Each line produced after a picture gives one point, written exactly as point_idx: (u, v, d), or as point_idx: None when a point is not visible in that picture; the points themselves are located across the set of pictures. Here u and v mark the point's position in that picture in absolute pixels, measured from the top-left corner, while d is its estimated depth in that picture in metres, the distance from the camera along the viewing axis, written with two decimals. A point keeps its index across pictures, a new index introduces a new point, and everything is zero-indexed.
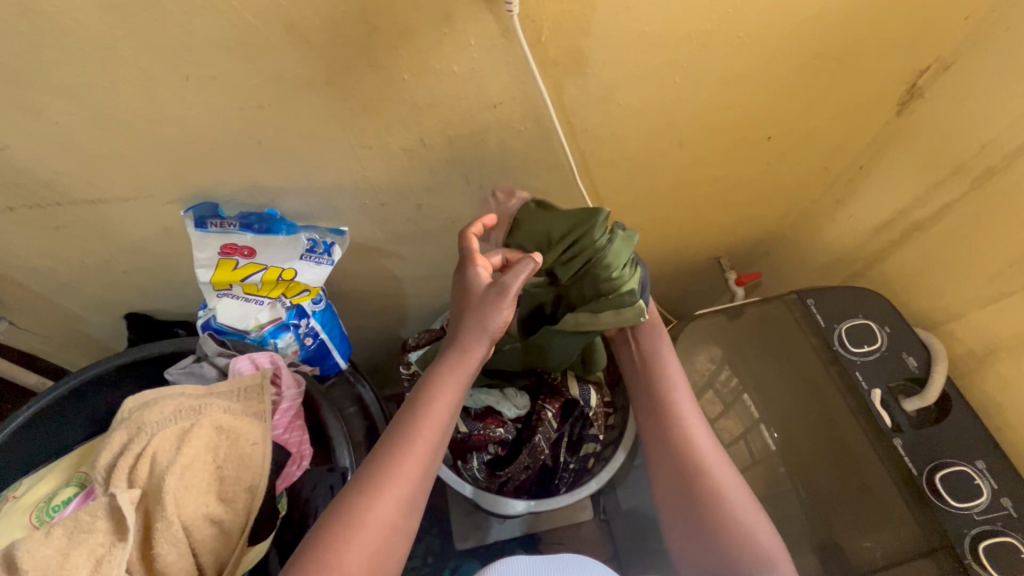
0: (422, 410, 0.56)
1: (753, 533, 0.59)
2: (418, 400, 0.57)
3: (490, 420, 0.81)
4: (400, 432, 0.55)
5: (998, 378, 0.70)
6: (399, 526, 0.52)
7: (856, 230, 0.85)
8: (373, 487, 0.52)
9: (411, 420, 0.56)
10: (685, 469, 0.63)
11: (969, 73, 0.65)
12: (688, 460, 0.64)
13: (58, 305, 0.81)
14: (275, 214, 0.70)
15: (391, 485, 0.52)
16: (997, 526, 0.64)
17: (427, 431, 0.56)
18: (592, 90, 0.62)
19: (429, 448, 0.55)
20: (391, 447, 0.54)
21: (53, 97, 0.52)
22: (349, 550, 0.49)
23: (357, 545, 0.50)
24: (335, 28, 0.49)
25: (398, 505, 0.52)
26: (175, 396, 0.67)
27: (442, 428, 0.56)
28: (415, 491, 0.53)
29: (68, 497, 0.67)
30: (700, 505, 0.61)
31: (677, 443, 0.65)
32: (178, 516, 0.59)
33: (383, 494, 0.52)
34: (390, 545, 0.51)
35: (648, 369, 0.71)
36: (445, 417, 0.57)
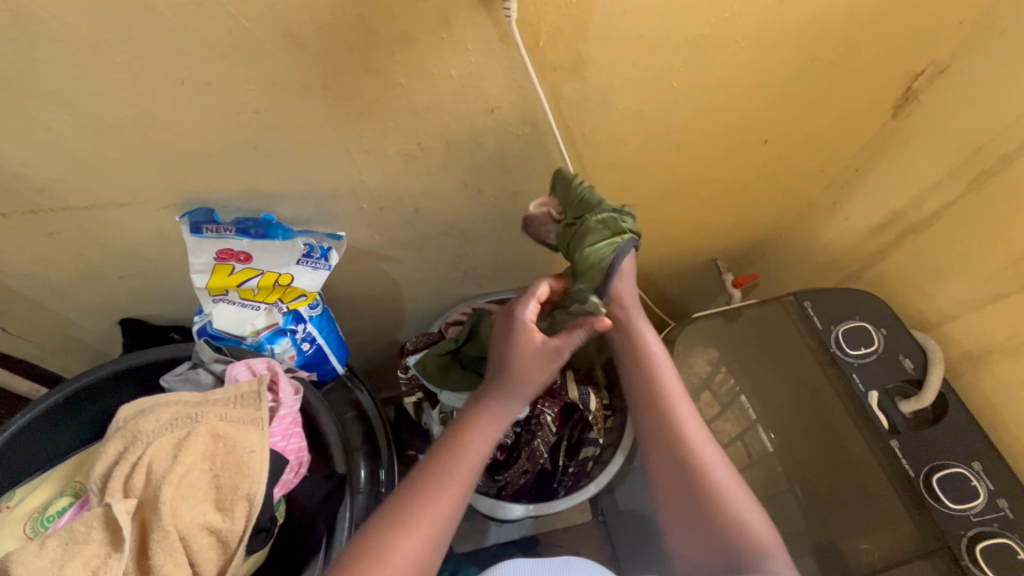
0: (457, 452, 0.55)
1: (755, 528, 0.56)
2: (453, 437, 0.56)
3: None
4: (433, 468, 0.54)
5: (994, 379, 0.70)
6: (427, 563, 0.50)
7: (853, 232, 0.85)
8: (402, 523, 0.51)
9: (446, 464, 0.54)
10: (678, 460, 0.60)
11: (964, 77, 0.66)
12: (681, 449, 0.60)
13: (52, 311, 0.80)
14: (272, 219, 0.69)
15: (421, 521, 0.51)
16: (994, 527, 0.64)
17: (462, 474, 0.54)
18: (590, 94, 0.62)
19: (464, 492, 0.54)
20: (424, 486, 0.53)
21: (47, 103, 0.51)
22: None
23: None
24: (333, 33, 0.49)
25: (426, 542, 0.50)
26: (172, 404, 0.66)
27: (476, 471, 0.55)
28: (443, 529, 0.52)
29: (63, 507, 0.66)
30: (698, 499, 0.58)
31: (664, 432, 0.61)
32: (175, 526, 0.58)
33: (412, 529, 0.50)
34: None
35: (634, 357, 0.66)
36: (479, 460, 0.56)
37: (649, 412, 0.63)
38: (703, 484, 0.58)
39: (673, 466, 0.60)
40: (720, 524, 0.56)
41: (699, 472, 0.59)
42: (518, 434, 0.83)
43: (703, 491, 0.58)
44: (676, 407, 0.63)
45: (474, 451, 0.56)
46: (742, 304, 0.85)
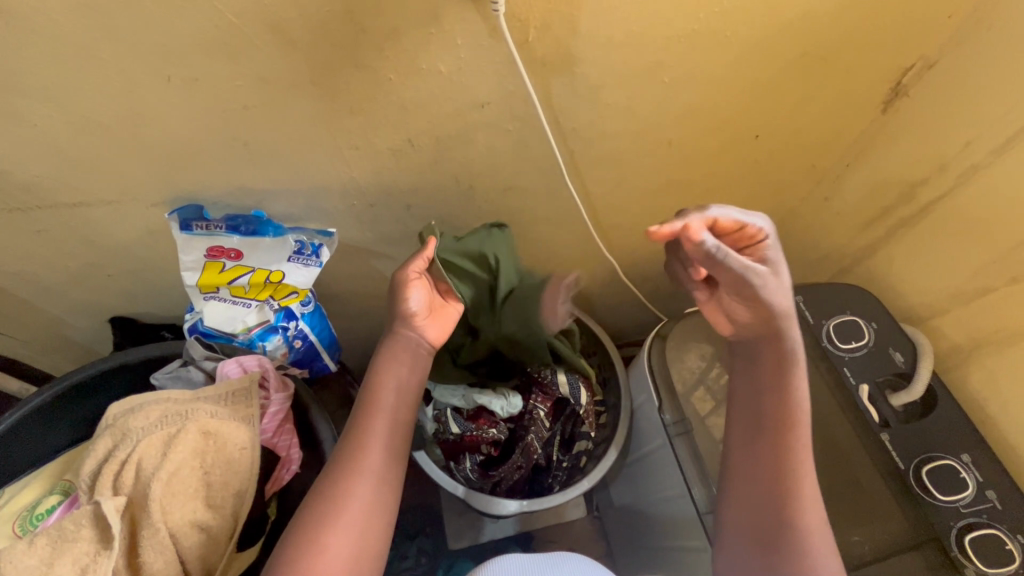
0: (373, 400, 0.59)
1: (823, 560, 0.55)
2: (369, 390, 0.60)
3: (483, 420, 0.82)
4: (363, 417, 0.58)
5: (983, 371, 0.71)
6: (383, 498, 0.55)
7: (843, 228, 0.86)
8: (348, 470, 0.54)
9: (370, 413, 0.58)
10: (786, 488, 0.58)
11: (952, 72, 0.66)
12: (790, 480, 0.58)
13: (41, 309, 0.79)
14: (263, 215, 0.69)
15: (365, 461, 0.55)
16: (983, 518, 0.65)
17: (385, 418, 0.59)
18: (580, 89, 0.62)
19: (392, 430, 0.59)
20: (355, 433, 0.57)
21: (32, 99, 0.51)
22: (335, 532, 0.51)
23: (344, 524, 0.52)
24: (321, 28, 0.49)
25: (377, 480, 0.55)
26: (161, 401, 0.66)
27: (395, 409, 0.60)
28: (385, 468, 0.56)
29: (53, 505, 0.67)
30: (786, 528, 0.56)
31: (772, 473, 0.58)
32: (165, 524, 0.59)
33: (360, 472, 0.54)
34: (378, 520, 0.54)
35: (767, 384, 0.60)
36: (399, 405, 0.60)
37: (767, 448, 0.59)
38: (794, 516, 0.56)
39: (774, 496, 0.58)
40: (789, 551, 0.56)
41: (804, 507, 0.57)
42: (512, 430, 0.84)
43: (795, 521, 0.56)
44: (797, 440, 0.59)
45: (392, 391, 0.60)
46: None
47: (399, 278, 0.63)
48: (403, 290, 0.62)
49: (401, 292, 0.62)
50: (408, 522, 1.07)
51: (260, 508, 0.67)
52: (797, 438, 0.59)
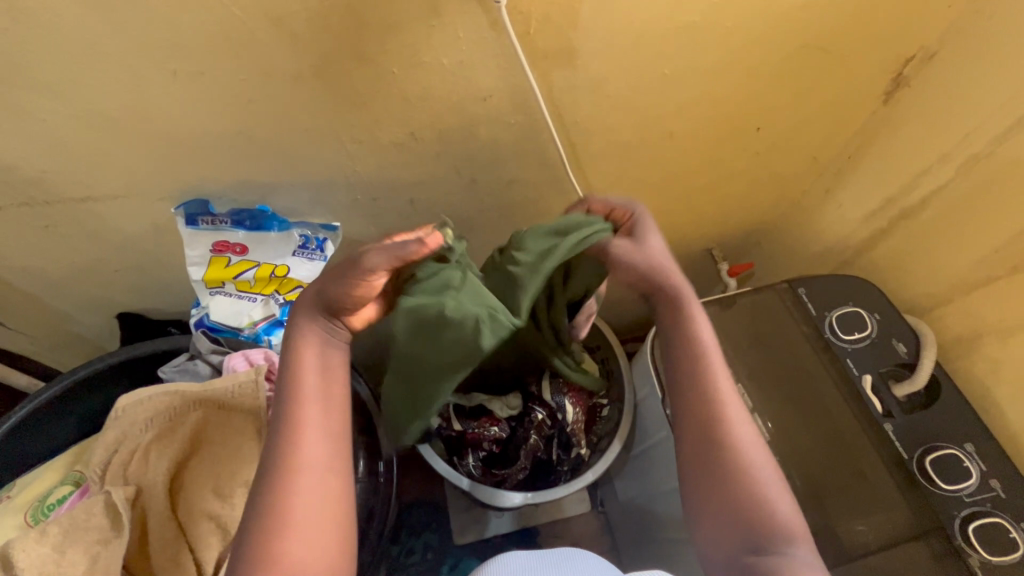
0: (296, 395, 0.54)
1: (783, 510, 0.54)
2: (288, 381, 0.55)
3: (485, 418, 0.82)
4: (286, 414, 0.53)
5: (986, 361, 0.71)
6: (332, 488, 0.51)
7: (846, 219, 0.86)
8: (287, 466, 0.50)
9: (294, 409, 0.53)
10: (716, 459, 0.57)
11: (953, 61, 0.66)
12: (722, 444, 0.57)
13: (50, 305, 0.80)
14: (267, 210, 0.70)
15: (300, 456, 0.51)
16: (986, 506, 0.65)
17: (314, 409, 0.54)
18: (582, 82, 0.62)
19: (319, 423, 0.54)
20: (284, 431, 0.52)
21: (40, 94, 0.51)
22: (289, 532, 0.47)
23: (297, 523, 0.48)
24: (323, 22, 0.49)
25: (323, 472, 0.51)
26: (168, 393, 0.66)
27: (320, 395, 0.55)
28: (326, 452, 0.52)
29: (64, 495, 0.67)
30: (736, 496, 0.55)
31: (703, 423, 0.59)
32: (172, 513, 0.62)
33: (299, 467, 0.51)
34: (336, 510, 0.51)
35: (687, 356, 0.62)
36: (320, 394, 0.55)
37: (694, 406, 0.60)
38: (736, 475, 0.56)
39: (721, 463, 0.57)
40: (753, 516, 0.54)
41: (740, 464, 0.56)
42: (513, 429, 0.83)
43: (751, 488, 0.55)
44: (723, 402, 0.59)
45: (311, 383, 0.55)
46: (736, 291, 0.84)
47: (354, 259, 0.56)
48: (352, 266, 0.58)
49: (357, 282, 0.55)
50: (413, 516, 1.07)
51: None
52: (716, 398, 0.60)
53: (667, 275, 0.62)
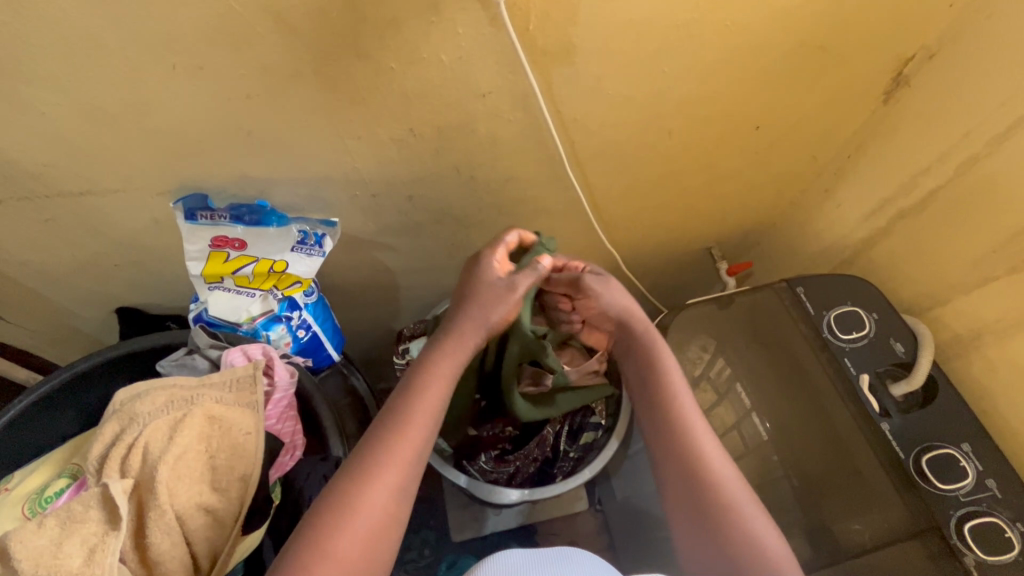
0: (404, 409, 0.55)
1: (763, 539, 0.56)
2: (405, 397, 0.56)
3: (499, 420, 0.85)
4: (387, 423, 0.54)
5: (983, 361, 0.71)
6: (399, 505, 0.51)
7: (844, 219, 0.86)
8: (367, 475, 0.50)
9: (399, 420, 0.54)
10: (694, 493, 0.59)
11: (953, 61, 0.66)
12: (697, 472, 0.60)
13: (48, 299, 0.81)
14: (266, 206, 0.70)
15: (384, 472, 0.51)
16: (982, 506, 0.65)
17: (417, 426, 0.54)
18: (580, 80, 0.62)
19: (417, 443, 0.53)
20: (379, 439, 0.53)
21: (38, 87, 0.51)
22: (341, 536, 0.47)
23: (353, 531, 0.48)
24: (322, 16, 0.49)
25: (393, 493, 0.51)
26: (167, 387, 0.67)
27: (429, 420, 0.55)
28: (407, 478, 0.52)
29: (61, 488, 0.67)
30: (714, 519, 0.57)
31: (681, 452, 0.61)
32: (172, 506, 0.59)
33: (376, 479, 0.50)
34: (386, 532, 0.50)
35: (651, 388, 0.66)
36: (434, 410, 0.56)
37: (671, 435, 0.63)
38: (711, 500, 0.58)
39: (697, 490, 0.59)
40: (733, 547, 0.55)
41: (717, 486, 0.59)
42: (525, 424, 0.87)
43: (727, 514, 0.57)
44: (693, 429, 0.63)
45: (426, 399, 0.56)
46: (734, 291, 0.85)
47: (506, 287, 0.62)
48: (487, 274, 0.63)
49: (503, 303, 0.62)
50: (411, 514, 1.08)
51: (265, 491, 0.67)
52: (692, 430, 0.63)
53: (628, 315, 0.71)
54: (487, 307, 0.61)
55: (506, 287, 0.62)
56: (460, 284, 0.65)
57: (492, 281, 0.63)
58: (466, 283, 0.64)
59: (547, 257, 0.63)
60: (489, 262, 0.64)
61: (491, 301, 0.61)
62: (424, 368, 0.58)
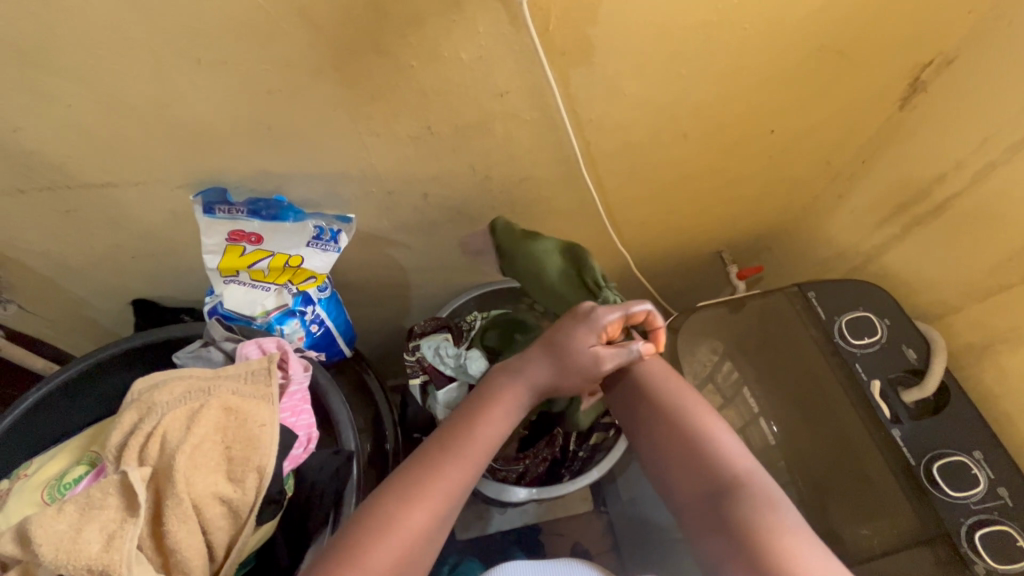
0: (465, 434, 0.57)
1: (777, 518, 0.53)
2: (464, 424, 0.58)
3: None
4: (447, 448, 0.56)
5: (997, 369, 0.70)
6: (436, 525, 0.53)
7: (858, 224, 0.86)
8: (410, 496, 0.52)
9: (453, 451, 0.56)
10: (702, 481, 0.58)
11: (971, 67, 0.66)
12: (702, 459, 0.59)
13: (67, 290, 0.82)
14: (283, 200, 0.71)
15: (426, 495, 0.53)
16: (994, 515, 0.64)
17: (467, 460, 0.56)
18: (598, 81, 0.63)
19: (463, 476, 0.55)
20: (433, 463, 0.55)
21: (67, 79, 0.52)
22: (377, 553, 0.49)
23: (388, 550, 0.50)
24: (345, 13, 0.50)
25: (434, 515, 0.52)
26: (184, 378, 0.68)
27: (483, 454, 0.57)
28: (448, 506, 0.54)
29: (80, 475, 0.68)
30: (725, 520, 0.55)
31: (682, 447, 0.60)
32: (188, 493, 0.60)
33: (420, 500, 0.52)
34: (419, 552, 0.51)
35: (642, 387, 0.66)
36: (489, 444, 0.58)
37: (670, 431, 0.62)
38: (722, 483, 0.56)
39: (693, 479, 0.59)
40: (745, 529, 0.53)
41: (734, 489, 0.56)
42: (535, 424, 0.89)
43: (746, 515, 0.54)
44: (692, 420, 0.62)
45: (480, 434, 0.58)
46: (745, 294, 0.84)
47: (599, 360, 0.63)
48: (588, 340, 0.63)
49: (584, 373, 0.63)
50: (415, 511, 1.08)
51: (280, 484, 0.66)
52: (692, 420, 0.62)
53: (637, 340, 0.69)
54: (566, 371, 0.63)
55: (597, 360, 0.62)
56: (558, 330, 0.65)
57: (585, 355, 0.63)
58: (565, 332, 0.64)
59: (649, 347, 0.64)
60: (597, 322, 0.63)
61: (573, 371, 0.62)
62: (493, 401, 0.61)
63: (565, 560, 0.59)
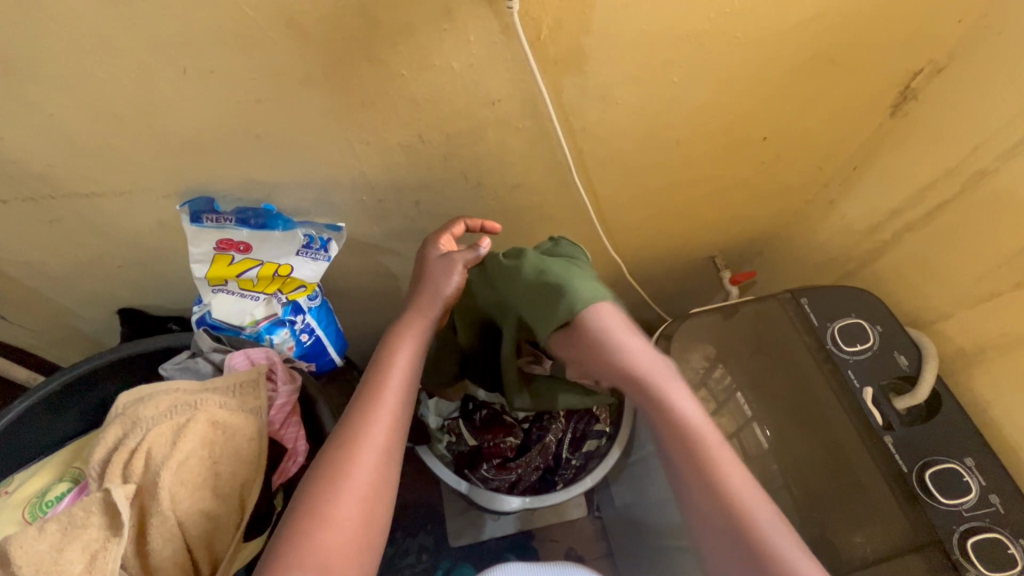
0: (380, 379, 0.57)
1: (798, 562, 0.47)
2: (374, 374, 0.58)
3: (499, 431, 0.84)
4: (366, 400, 0.55)
5: (988, 376, 0.71)
6: (386, 475, 0.52)
7: (849, 231, 0.86)
8: (349, 442, 0.52)
9: (371, 399, 0.55)
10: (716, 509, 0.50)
11: (961, 75, 0.66)
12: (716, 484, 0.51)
13: (51, 300, 0.80)
14: (272, 209, 0.69)
15: (369, 439, 0.52)
16: (985, 522, 0.65)
17: (388, 408, 0.55)
18: (590, 89, 0.62)
19: (396, 418, 0.55)
20: (357, 418, 0.53)
21: (49, 88, 0.51)
22: (336, 507, 0.48)
23: (346, 502, 0.49)
24: (334, 21, 0.49)
25: (383, 464, 0.52)
26: (171, 391, 0.67)
27: (401, 398, 0.56)
28: (390, 454, 0.53)
29: (62, 492, 0.67)
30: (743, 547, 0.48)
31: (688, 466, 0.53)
32: (173, 512, 0.60)
33: (364, 445, 0.52)
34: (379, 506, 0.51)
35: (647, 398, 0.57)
36: (404, 387, 0.57)
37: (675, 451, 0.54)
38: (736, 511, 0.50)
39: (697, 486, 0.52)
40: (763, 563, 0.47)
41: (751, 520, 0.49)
42: (527, 430, 0.86)
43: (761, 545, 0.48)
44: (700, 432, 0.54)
45: (394, 380, 0.57)
46: (739, 300, 0.85)
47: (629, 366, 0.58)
48: (449, 278, 0.64)
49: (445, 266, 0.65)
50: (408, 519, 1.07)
51: (268, 499, 0.68)
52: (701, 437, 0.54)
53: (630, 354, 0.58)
54: (429, 298, 0.64)
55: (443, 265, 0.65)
56: (421, 277, 0.66)
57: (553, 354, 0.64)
58: (422, 261, 0.66)
59: (488, 241, 0.66)
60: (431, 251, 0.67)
61: (424, 295, 0.64)
62: (394, 345, 0.60)
63: (561, 565, 0.58)
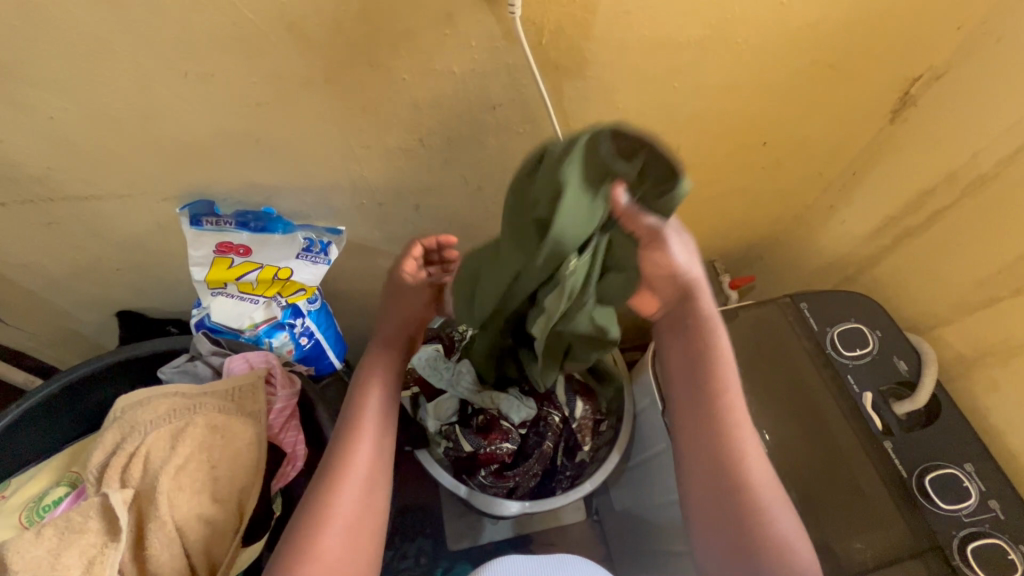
0: (353, 418, 0.62)
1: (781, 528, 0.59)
2: (351, 413, 0.63)
3: (495, 435, 0.82)
4: (340, 443, 0.60)
5: (987, 381, 0.71)
6: (368, 504, 0.58)
7: (849, 236, 0.86)
8: (334, 480, 0.57)
9: (346, 439, 0.60)
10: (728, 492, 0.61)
11: (960, 82, 0.66)
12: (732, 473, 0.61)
13: (49, 303, 0.80)
14: (272, 212, 0.69)
15: (348, 477, 0.58)
16: (985, 527, 0.65)
17: (365, 446, 0.60)
18: (590, 94, 0.62)
19: (375, 454, 0.61)
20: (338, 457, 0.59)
21: (48, 92, 0.51)
22: (324, 542, 0.54)
23: (331, 534, 0.55)
24: (335, 26, 0.49)
25: (363, 495, 0.58)
26: (169, 396, 0.68)
27: (378, 435, 0.62)
28: (370, 489, 0.59)
29: (60, 496, 0.68)
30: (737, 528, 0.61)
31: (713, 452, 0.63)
32: (171, 516, 0.61)
33: (344, 482, 0.57)
34: (362, 532, 0.57)
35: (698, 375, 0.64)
36: (377, 426, 0.62)
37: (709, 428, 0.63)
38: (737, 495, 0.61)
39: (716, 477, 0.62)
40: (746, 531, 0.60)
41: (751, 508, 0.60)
42: (524, 436, 0.84)
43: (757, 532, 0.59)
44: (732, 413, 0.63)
45: (369, 416, 0.62)
46: (739, 304, 0.83)
47: (677, 275, 0.58)
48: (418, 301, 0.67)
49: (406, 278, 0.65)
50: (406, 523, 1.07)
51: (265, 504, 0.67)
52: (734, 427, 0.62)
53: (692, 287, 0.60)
54: (394, 334, 0.69)
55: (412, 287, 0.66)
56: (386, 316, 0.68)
57: (669, 257, 0.56)
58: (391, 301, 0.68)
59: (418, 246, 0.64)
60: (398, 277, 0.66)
61: (387, 329, 0.69)
62: (367, 378, 0.66)
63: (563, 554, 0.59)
